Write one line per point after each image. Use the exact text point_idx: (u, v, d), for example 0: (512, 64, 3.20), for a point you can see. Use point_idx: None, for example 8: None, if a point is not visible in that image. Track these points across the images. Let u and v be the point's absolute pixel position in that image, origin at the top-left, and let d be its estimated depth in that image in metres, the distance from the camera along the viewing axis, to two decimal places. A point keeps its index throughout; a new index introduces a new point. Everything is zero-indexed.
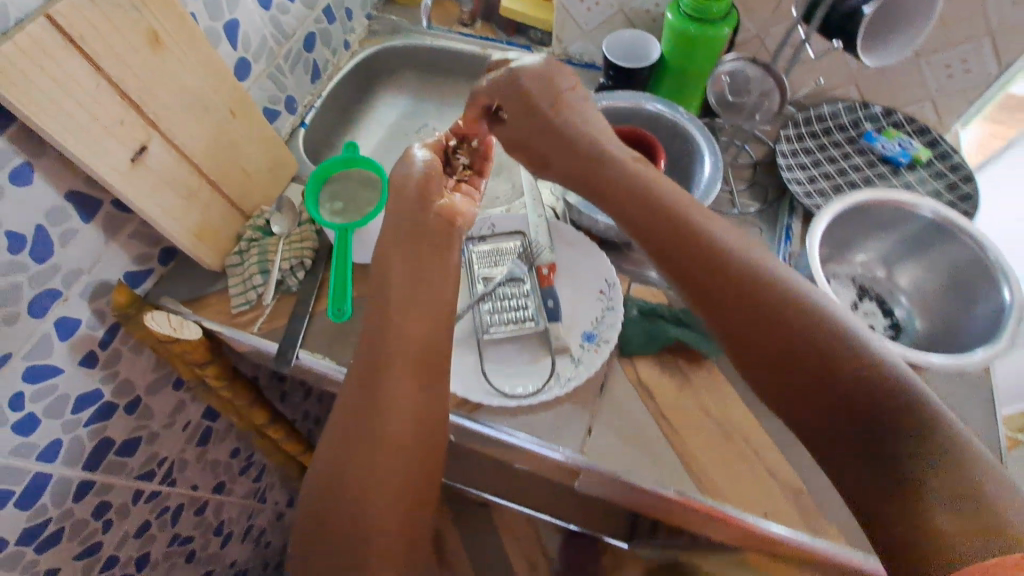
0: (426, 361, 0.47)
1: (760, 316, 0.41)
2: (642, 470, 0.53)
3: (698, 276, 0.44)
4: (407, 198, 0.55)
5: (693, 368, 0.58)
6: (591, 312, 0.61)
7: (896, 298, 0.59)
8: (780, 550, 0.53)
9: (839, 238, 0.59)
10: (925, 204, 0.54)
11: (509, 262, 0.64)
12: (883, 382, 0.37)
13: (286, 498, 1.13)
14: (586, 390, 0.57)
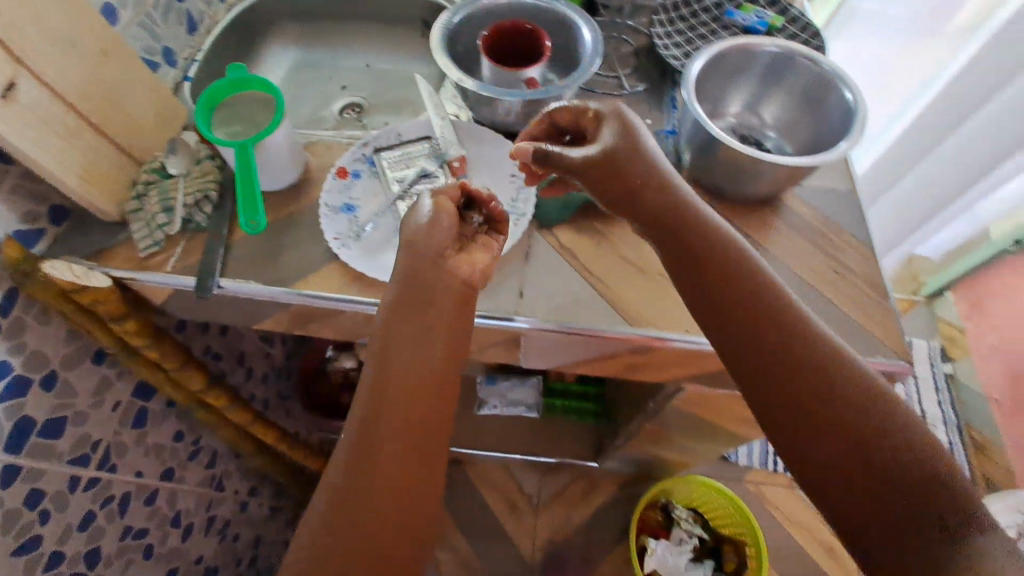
0: (427, 445, 0.44)
1: (800, 372, 0.44)
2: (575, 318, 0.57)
3: (744, 324, 0.47)
4: (420, 261, 0.49)
5: (607, 225, 0.63)
6: (506, 194, 0.64)
7: (764, 135, 0.67)
8: (708, 365, 0.59)
9: (706, 91, 0.66)
10: (766, 42, 0.62)
11: (419, 162, 0.66)
12: (876, 397, 0.42)
13: (247, 487, 1.09)
14: (514, 262, 0.60)
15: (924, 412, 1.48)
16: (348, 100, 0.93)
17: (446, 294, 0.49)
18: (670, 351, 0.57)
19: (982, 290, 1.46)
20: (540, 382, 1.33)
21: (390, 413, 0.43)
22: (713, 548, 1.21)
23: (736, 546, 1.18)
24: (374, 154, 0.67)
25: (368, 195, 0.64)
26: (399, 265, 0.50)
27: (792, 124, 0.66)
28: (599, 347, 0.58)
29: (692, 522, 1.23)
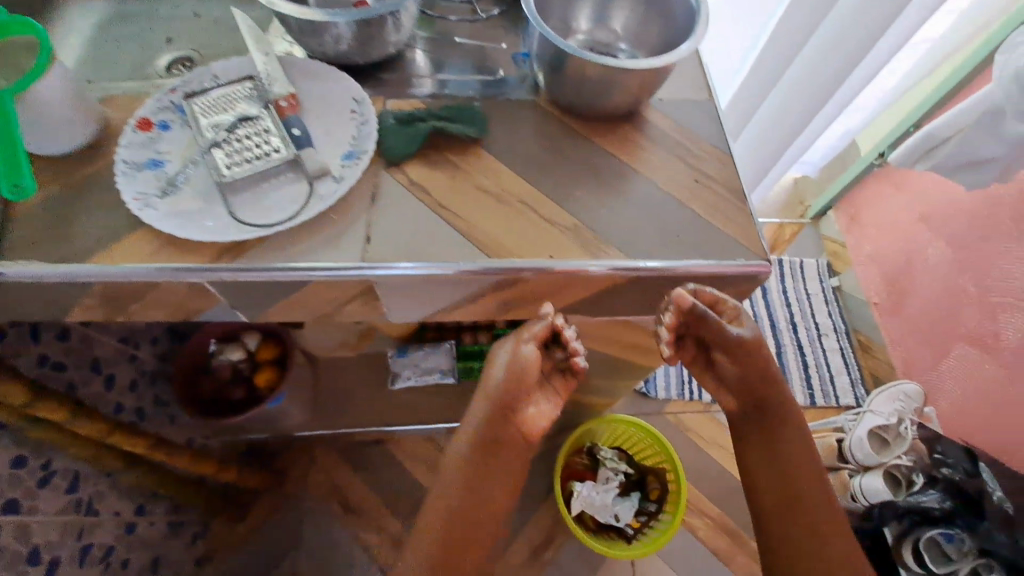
0: (481, 517, 0.69)
1: (812, 523, 0.71)
2: (432, 258, 0.52)
3: (776, 470, 0.74)
4: (503, 438, 0.70)
5: (461, 157, 0.58)
6: (346, 133, 0.57)
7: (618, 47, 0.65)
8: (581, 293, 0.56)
9: (551, 8, 0.63)
10: None
11: (239, 103, 0.57)
12: (831, 534, 0.70)
13: (132, 506, 0.97)
14: (359, 205, 0.54)
15: (816, 325, 1.59)
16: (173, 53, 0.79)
17: (511, 448, 0.71)
18: (538, 281, 0.54)
19: (857, 205, 1.57)
20: (454, 345, 1.30)
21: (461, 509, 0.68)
22: (639, 480, 1.24)
23: (658, 474, 1.22)
24: (183, 101, 0.57)
25: (179, 148, 0.55)
26: (479, 409, 0.69)
27: (641, 33, 0.64)
28: (466, 288, 0.54)
29: (617, 459, 1.25)
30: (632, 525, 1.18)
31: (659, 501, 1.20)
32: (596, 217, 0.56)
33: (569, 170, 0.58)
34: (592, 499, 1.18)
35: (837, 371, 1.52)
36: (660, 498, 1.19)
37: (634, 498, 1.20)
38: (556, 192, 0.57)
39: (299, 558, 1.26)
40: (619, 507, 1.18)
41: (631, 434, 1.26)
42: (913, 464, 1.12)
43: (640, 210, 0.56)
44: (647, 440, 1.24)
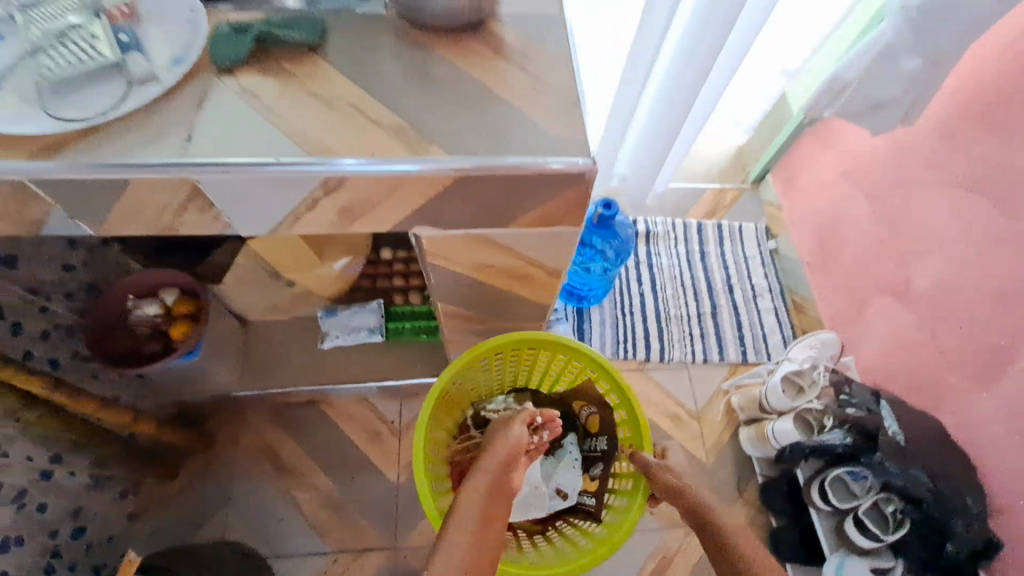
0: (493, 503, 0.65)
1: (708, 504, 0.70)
2: (259, 157, 0.53)
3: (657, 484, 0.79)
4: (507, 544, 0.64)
5: (299, 65, 0.58)
6: (180, 40, 0.57)
7: None
8: (412, 197, 0.57)
9: None
10: None
11: (68, 9, 0.57)
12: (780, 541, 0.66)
13: (43, 452, 0.97)
14: (185, 106, 0.54)
15: (752, 286, 1.60)
16: None
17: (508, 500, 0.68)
18: (362, 184, 0.55)
19: (792, 167, 1.58)
20: (382, 304, 1.34)
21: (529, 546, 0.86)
22: (570, 422, 1.03)
23: (580, 391, 1.01)
24: (13, 7, 0.57)
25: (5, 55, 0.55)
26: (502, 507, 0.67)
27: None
28: (288, 189, 0.55)
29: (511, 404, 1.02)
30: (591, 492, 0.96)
31: (603, 430, 0.98)
32: (425, 119, 0.57)
33: (408, 78, 0.59)
34: (527, 495, 0.95)
35: (770, 329, 1.54)
36: (603, 428, 0.98)
37: (573, 450, 1.01)
38: (390, 96, 0.57)
39: (230, 514, 1.27)
40: (561, 478, 0.99)
41: (525, 359, 1.03)
42: (824, 409, 1.14)
43: (475, 115, 0.57)
44: (550, 357, 1.02)
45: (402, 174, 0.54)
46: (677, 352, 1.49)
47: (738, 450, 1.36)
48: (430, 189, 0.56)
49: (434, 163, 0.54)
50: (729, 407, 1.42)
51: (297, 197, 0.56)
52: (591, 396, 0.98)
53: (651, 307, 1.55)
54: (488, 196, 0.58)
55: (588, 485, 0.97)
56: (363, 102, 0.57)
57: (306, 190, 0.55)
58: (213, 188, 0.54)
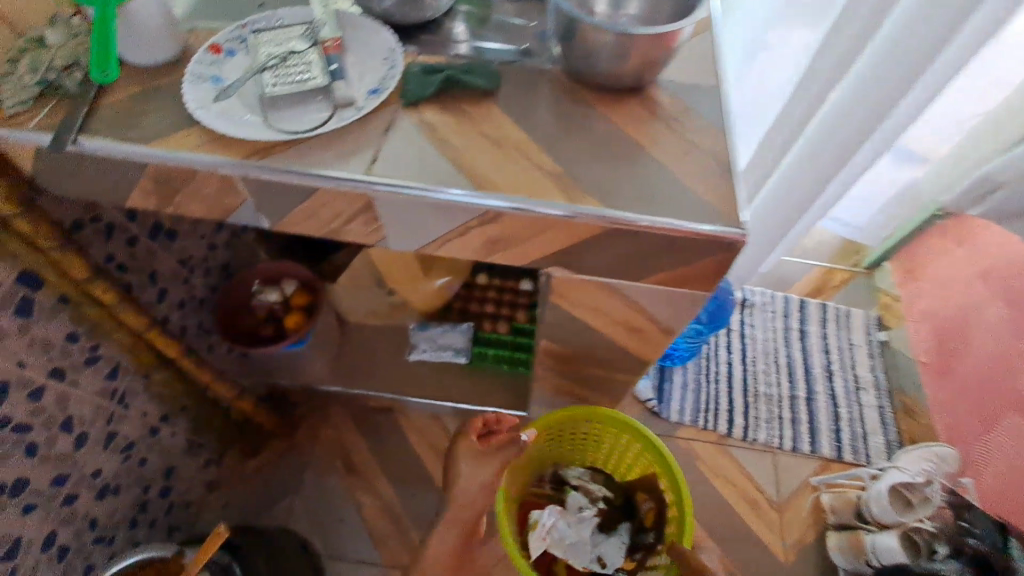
0: None
1: None
2: (432, 185, 0.58)
3: None
4: None
5: (474, 106, 0.64)
6: (376, 74, 0.65)
7: (625, 15, 0.74)
8: (553, 238, 0.59)
9: None
10: None
11: (293, 39, 0.66)
12: None
13: (157, 411, 1.07)
14: (372, 131, 0.61)
15: (856, 378, 1.49)
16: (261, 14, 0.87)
17: None
18: (512, 219, 0.58)
19: (918, 260, 1.47)
20: (471, 327, 1.38)
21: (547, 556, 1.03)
22: (626, 508, 1.04)
23: (644, 484, 1.02)
24: (250, 32, 0.67)
25: (237, 70, 0.64)
26: None
27: (651, 15, 0.72)
28: (443, 212, 0.58)
29: (589, 480, 1.08)
30: (624, 568, 0.98)
31: (656, 527, 0.98)
32: (579, 168, 0.59)
33: (569, 130, 0.62)
34: (574, 545, 0.99)
35: (870, 428, 1.41)
36: (657, 525, 0.98)
37: (621, 534, 1.00)
38: (552, 144, 0.61)
39: (294, 502, 1.31)
40: (605, 550, 0.99)
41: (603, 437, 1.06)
42: (937, 532, 1.08)
43: (629, 171, 0.60)
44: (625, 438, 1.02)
45: (552, 215, 0.57)
46: (763, 433, 1.40)
47: (821, 555, 1.24)
48: (575, 233, 0.58)
49: (584, 210, 0.56)
50: (817, 505, 1.30)
51: (450, 222, 0.59)
52: (654, 492, 1.00)
53: (740, 380, 1.47)
54: (627, 247, 0.59)
55: (629, 565, 0.99)
56: (524, 143, 0.61)
57: (461, 217, 0.59)
58: (385, 203, 0.59)
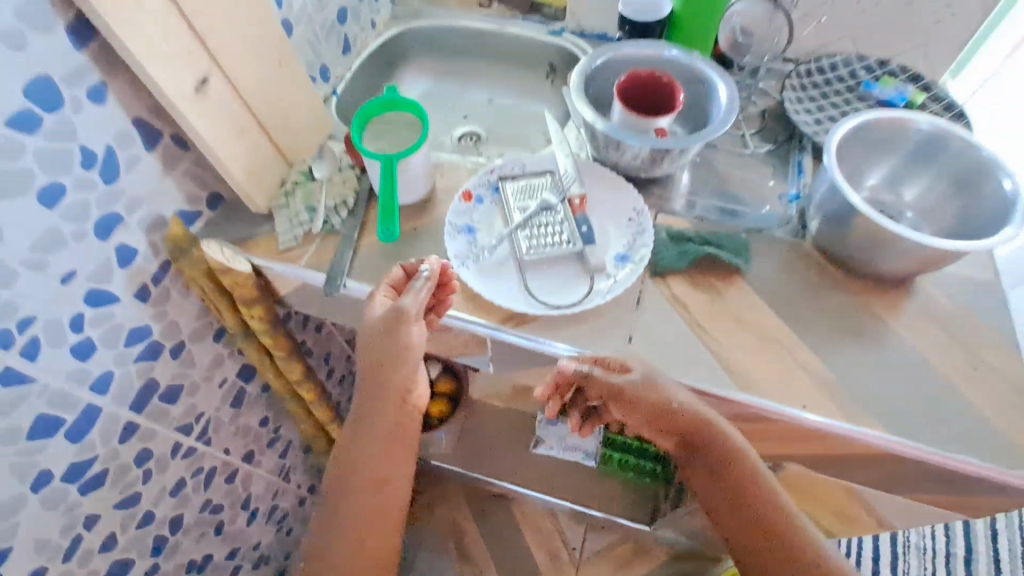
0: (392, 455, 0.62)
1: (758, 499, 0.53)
2: (699, 377, 0.54)
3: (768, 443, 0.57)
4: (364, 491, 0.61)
5: (725, 284, 0.60)
6: (623, 238, 0.62)
7: (900, 212, 0.63)
8: (764, 527, 0.52)
9: (847, 157, 0.62)
10: (919, 118, 0.59)
11: (542, 194, 0.66)
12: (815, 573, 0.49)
13: (310, 483, 1.11)
14: (626, 303, 0.58)
15: None
16: (467, 145, 0.95)
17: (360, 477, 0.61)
18: (758, 471, 0.53)
19: None
20: (603, 431, 1.20)
21: (355, 544, 0.60)
22: None
23: None
24: (498, 183, 0.68)
25: (487, 221, 0.65)
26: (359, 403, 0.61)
27: (934, 209, 0.61)
28: (705, 423, 0.52)
29: None
30: None
31: None
32: (853, 377, 0.54)
33: (833, 323, 0.57)
34: None
35: None
36: None
37: None
38: (821, 342, 0.56)
39: None
40: None
41: None
42: None
43: (910, 386, 0.53)
44: None
45: (780, 501, 0.53)
46: None
47: None
48: (783, 547, 0.51)
49: (813, 535, 0.51)
50: None
51: (703, 431, 0.52)
52: None
53: None
54: None
55: None
56: (784, 337, 0.56)
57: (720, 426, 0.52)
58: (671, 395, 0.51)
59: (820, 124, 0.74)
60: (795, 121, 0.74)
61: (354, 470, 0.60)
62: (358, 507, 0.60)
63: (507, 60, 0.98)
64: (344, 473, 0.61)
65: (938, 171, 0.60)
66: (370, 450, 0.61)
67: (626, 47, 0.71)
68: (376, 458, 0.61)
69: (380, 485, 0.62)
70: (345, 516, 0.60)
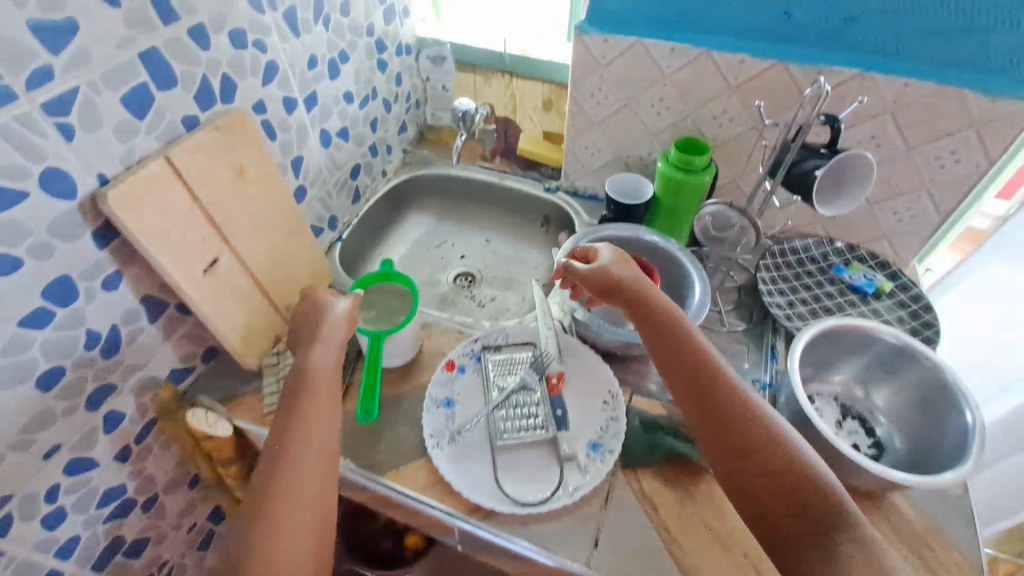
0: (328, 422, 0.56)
1: (725, 422, 0.52)
2: None
3: (722, 437, 0.52)
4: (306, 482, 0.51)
5: (695, 477, 0.60)
6: (595, 423, 0.64)
7: (874, 417, 0.65)
8: (780, 476, 0.49)
9: (816, 357, 0.65)
10: (888, 329, 0.61)
11: (521, 370, 0.70)
12: (790, 471, 0.49)
13: None
14: (593, 500, 0.59)
15: None
16: (461, 287, 0.99)
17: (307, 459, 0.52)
18: (736, 390, 0.54)
19: None
20: None
21: (310, 494, 0.51)
22: None
23: None
24: (481, 355, 0.72)
25: (468, 394, 0.68)
26: (306, 390, 0.57)
27: (904, 416, 0.62)
28: (668, 321, 0.58)
29: None
30: None
31: None
32: None
33: None
34: None
35: None
36: None
37: None
38: None
39: None
40: None
41: None
42: None
43: None
44: None
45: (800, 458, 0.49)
46: None
47: None
48: (806, 492, 0.47)
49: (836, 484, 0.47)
50: None
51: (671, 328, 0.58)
52: None
53: None
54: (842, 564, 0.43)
55: None
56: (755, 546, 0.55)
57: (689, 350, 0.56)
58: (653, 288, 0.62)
59: (793, 306, 0.78)
60: (767, 302, 0.77)
61: (313, 365, 0.59)
62: (280, 478, 0.51)
63: (505, 210, 1.05)
64: (284, 454, 0.52)
65: (901, 385, 0.62)
66: (315, 439, 0.54)
67: (608, 230, 0.77)
68: (320, 439, 0.54)
69: (326, 456, 0.53)
70: (304, 460, 0.52)
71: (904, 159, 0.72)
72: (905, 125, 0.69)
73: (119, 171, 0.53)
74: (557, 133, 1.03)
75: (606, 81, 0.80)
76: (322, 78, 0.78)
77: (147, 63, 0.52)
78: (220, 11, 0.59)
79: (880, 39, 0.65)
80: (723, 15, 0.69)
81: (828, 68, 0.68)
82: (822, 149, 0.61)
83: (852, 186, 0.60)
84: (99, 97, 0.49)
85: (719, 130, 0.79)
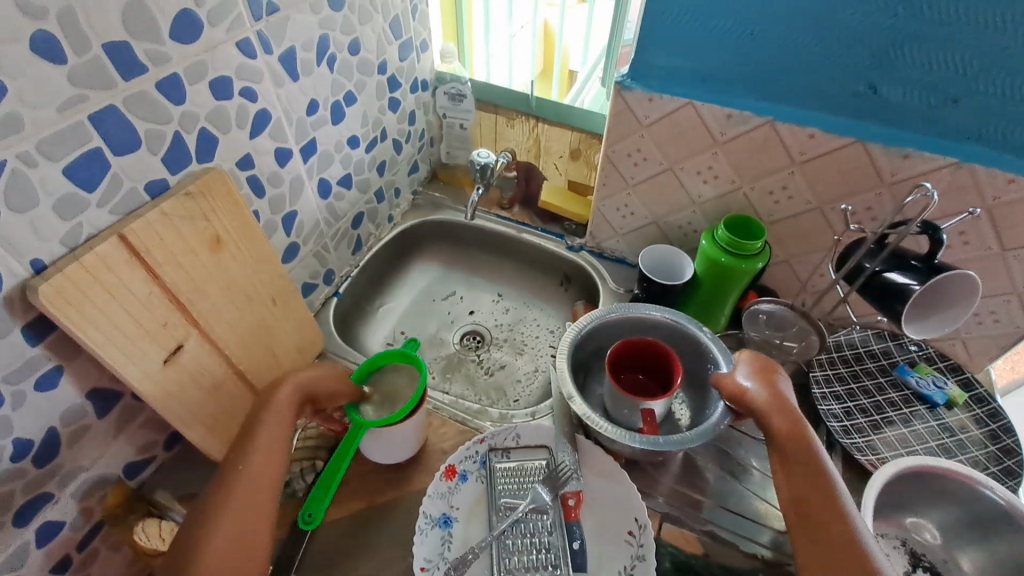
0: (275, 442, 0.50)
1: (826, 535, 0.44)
2: None
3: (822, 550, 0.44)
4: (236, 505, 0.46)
5: None
6: (618, 564, 0.54)
7: None
8: None
9: (897, 497, 0.56)
10: (990, 482, 0.52)
11: (533, 486, 0.59)
12: None
13: None
14: None
15: None
16: (465, 349, 0.89)
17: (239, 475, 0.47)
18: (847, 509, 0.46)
19: None
20: None
21: (251, 487, 0.47)
22: None
23: None
24: (486, 459, 0.61)
25: (471, 512, 0.58)
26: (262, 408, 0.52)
27: None
28: (810, 442, 0.50)
29: None
30: None
31: None
32: None
33: None
34: None
35: None
36: None
37: None
38: None
39: None
40: None
41: None
42: None
43: None
44: None
45: None
46: None
47: None
48: None
49: None
50: None
51: (799, 440, 0.51)
52: None
53: None
54: None
55: None
56: None
57: (817, 467, 0.49)
58: (791, 398, 0.55)
59: (850, 416, 0.67)
60: (821, 410, 0.67)
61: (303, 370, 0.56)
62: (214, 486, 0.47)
63: (521, 265, 0.95)
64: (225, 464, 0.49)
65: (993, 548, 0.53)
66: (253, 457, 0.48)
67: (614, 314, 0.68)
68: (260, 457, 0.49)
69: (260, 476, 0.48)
70: (264, 445, 0.49)
71: (995, 260, 0.61)
72: (1002, 224, 0.59)
73: (61, 253, 0.43)
74: (582, 183, 0.93)
75: (646, 141, 0.71)
76: (323, 124, 0.68)
77: (100, 126, 0.43)
78: (200, 58, 0.49)
79: (979, 127, 0.55)
80: (792, 82, 0.59)
81: (918, 153, 0.58)
82: (914, 261, 0.51)
83: (955, 306, 0.51)
84: (35, 170, 0.40)
85: (774, 207, 0.69)
